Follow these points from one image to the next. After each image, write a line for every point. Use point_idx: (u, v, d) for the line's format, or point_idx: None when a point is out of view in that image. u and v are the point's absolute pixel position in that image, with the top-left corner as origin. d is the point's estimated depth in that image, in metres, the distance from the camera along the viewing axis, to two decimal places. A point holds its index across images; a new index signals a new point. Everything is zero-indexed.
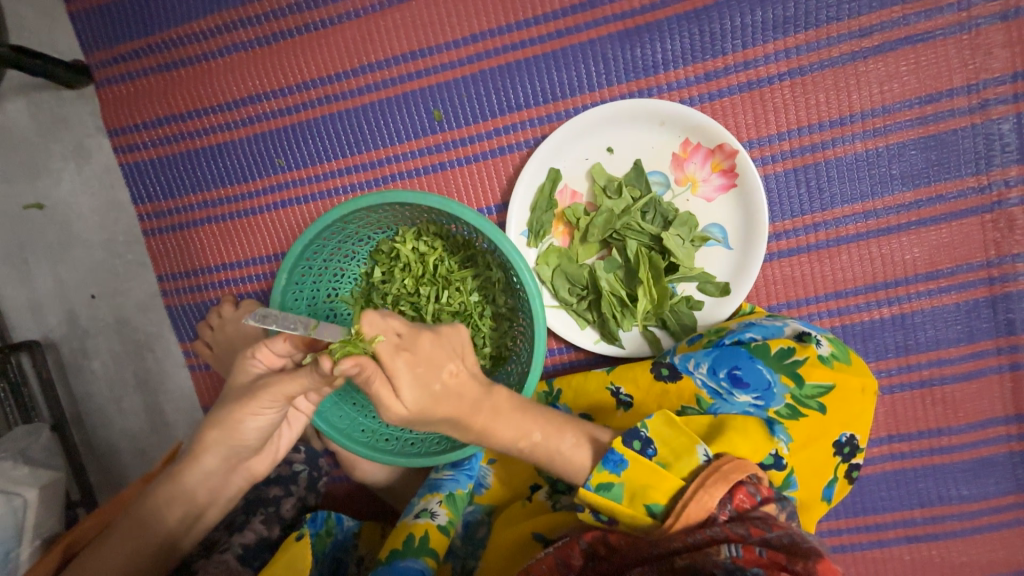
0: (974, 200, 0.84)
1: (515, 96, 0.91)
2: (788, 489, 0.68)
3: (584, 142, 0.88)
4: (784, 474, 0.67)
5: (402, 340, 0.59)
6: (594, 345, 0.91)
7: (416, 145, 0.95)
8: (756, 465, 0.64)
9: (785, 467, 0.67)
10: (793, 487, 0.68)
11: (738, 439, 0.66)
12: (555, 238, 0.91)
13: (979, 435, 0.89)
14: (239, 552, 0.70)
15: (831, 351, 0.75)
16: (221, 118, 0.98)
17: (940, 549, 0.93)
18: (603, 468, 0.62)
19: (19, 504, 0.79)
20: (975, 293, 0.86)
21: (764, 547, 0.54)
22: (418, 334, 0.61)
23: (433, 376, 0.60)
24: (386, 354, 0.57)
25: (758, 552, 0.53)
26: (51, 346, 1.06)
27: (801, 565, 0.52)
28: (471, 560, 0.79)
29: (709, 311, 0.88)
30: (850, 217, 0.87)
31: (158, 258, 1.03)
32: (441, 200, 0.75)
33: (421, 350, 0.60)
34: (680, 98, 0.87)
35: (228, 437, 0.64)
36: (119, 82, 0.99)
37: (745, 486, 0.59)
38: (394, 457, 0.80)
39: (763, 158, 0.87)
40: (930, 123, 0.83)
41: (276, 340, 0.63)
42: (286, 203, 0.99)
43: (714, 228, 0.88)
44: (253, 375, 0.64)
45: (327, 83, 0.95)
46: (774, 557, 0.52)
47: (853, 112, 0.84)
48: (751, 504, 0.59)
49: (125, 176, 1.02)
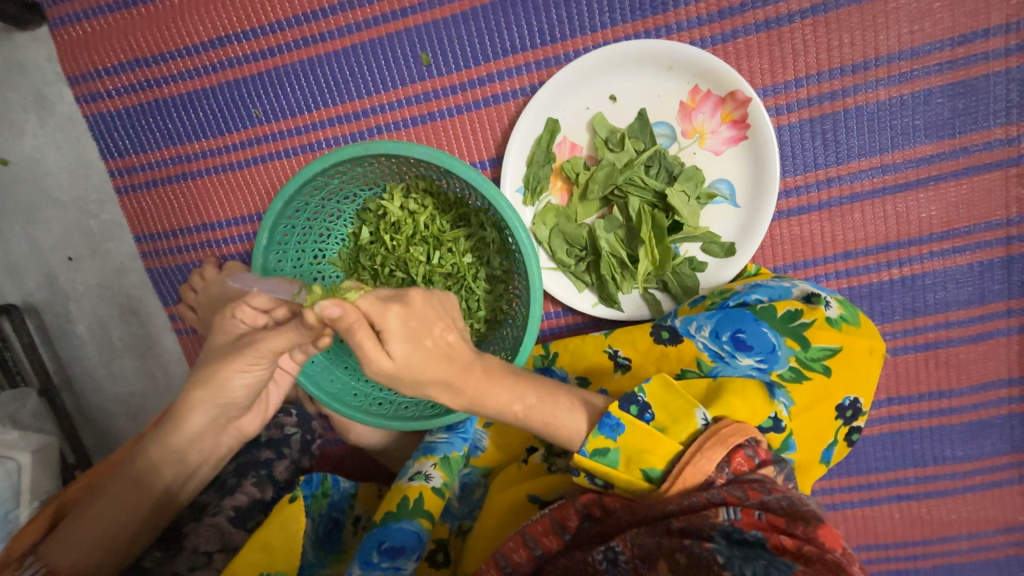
0: (1000, 152, 0.79)
1: (510, 38, 0.84)
2: (787, 451, 0.67)
3: (584, 90, 0.82)
4: (783, 436, 0.66)
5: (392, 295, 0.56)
6: (592, 309, 0.88)
7: (403, 93, 0.88)
8: (756, 428, 0.63)
9: (784, 430, 0.66)
10: (791, 450, 0.67)
11: (736, 402, 0.64)
12: (552, 196, 0.86)
13: (981, 396, 0.88)
14: (230, 515, 0.70)
15: (840, 312, 0.72)
16: (189, 63, 0.90)
17: (930, 507, 0.94)
18: (599, 433, 0.61)
19: (13, 467, 0.80)
20: (991, 253, 0.82)
21: (763, 510, 0.53)
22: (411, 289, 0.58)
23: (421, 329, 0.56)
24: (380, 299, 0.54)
25: (758, 515, 0.52)
26: (31, 310, 1.02)
27: (802, 530, 0.51)
28: (467, 521, 0.81)
29: (712, 273, 0.84)
30: (866, 172, 0.81)
31: (134, 218, 0.98)
32: (427, 150, 0.69)
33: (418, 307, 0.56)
34: (690, 40, 0.80)
35: (216, 395, 0.61)
36: (73, 22, 0.90)
37: (744, 449, 0.59)
38: (389, 421, 0.78)
39: (777, 108, 0.81)
40: (961, 68, 0.76)
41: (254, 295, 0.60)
42: (265, 157, 0.92)
43: (721, 184, 0.82)
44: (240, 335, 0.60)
45: (303, 23, 0.86)
46: (773, 520, 0.52)
47: (879, 55, 0.77)
48: (750, 467, 0.58)
49: (91, 128, 0.94)
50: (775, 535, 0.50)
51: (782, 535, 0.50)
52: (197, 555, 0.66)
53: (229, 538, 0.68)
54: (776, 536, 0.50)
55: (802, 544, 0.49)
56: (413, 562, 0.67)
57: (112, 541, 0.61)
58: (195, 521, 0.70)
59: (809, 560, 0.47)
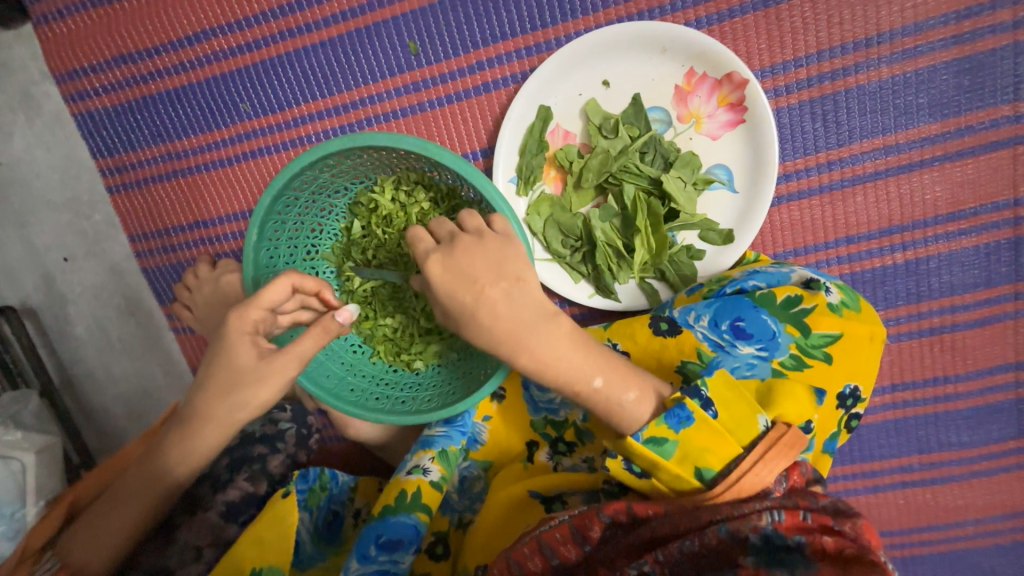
0: (1007, 130, 0.76)
1: (499, 23, 0.82)
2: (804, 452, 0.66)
3: (576, 76, 0.80)
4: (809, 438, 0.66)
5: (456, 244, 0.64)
6: (589, 300, 0.86)
7: (392, 84, 0.86)
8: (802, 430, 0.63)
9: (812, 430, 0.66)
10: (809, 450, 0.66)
11: (788, 403, 0.64)
12: (546, 185, 0.84)
13: (987, 381, 0.87)
14: (221, 510, 0.72)
15: (841, 298, 0.71)
16: (175, 58, 0.89)
17: (935, 493, 0.93)
18: (663, 422, 0.60)
19: (18, 467, 0.82)
20: (998, 234, 0.80)
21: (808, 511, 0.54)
22: (456, 236, 0.65)
23: (463, 290, 0.64)
24: (433, 275, 0.64)
25: (802, 518, 0.53)
26: (29, 312, 1.02)
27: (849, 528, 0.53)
28: (467, 513, 0.82)
29: (710, 260, 0.82)
30: (869, 153, 0.79)
31: (126, 217, 0.97)
32: (415, 141, 0.66)
33: (458, 261, 0.63)
34: (684, 21, 0.78)
35: (240, 410, 0.65)
36: (56, 19, 0.89)
37: (799, 466, 0.63)
38: (409, 416, 0.77)
39: (776, 89, 0.78)
40: (967, 43, 0.74)
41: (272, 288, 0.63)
42: (255, 153, 0.91)
43: (719, 169, 0.80)
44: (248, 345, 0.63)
45: (288, 14, 0.85)
46: (820, 520, 0.53)
47: (881, 31, 0.75)
48: (803, 484, 0.62)
49: (80, 127, 0.94)
50: (816, 537, 0.51)
51: (826, 536, 0.52)
52: (186, 549, 0.69)
53: (220, 533, 0.71)
54: (818, 536, 0.52)
55: (844, 546, 0.50)
56: (411, 554, 0.68)
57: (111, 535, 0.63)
58: (188, 515, 0.72)
59: (848, 562, 0.49)
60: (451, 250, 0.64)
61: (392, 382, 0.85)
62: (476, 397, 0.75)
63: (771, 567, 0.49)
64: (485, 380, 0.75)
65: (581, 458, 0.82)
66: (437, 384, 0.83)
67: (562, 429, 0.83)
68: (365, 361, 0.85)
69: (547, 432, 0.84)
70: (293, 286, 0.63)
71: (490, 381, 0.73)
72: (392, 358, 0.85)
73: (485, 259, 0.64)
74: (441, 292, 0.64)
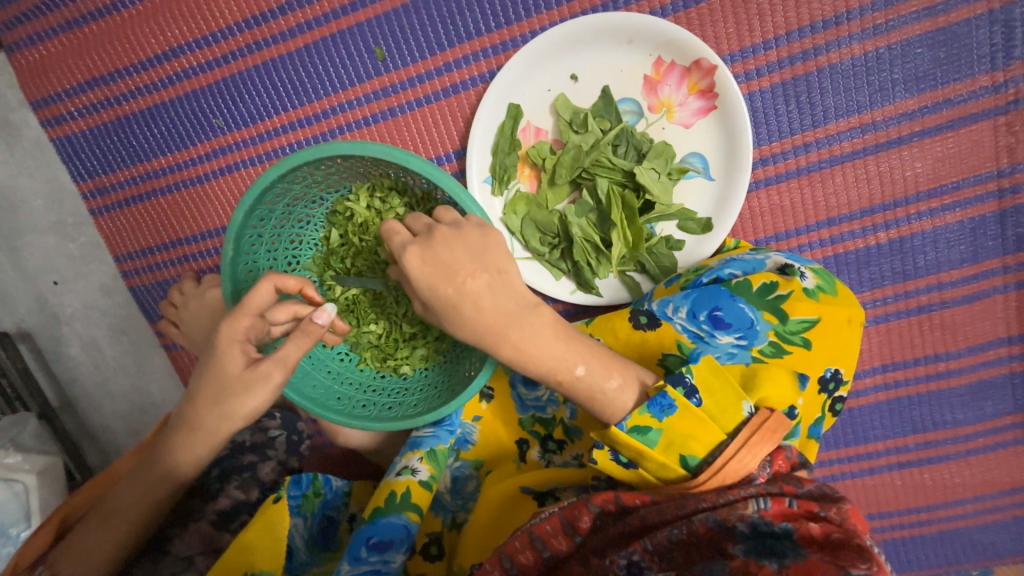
0: (987, 102, 0.75)
1: (464, 23, 0.81)
2: (791, 439, 0.65)
3: (544, 72, 0.79)
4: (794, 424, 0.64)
5: (434, 236, 0.64)
6: (570, 296, 0.86)
7: (362, 90, 0.86)
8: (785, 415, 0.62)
9: (797, 418, 0.65)
10: (796, 437, 0.65)
11: (770, 388, 0.63)
12: (521, 183, 0.84)
13: (979, 357, 0.85)
14: (213, 519, 0.74)
15: (817, 282, 0.70)
16: (147, 77, 0.89)
17: (932, 473, 0.92)
18: (646, 411, 0.60)
19: (20, 489, 0.87)
20: (982, 208, 0.79)
21: (794, 498, 0.54)
22: (434, 227, 0.64)
23: (444, 282, 0.63)
24: (411, 268, 0.63)
25: (788, 504, 0.53)
26: (23, 336, 1.04)
27: (835, 513, 0.52)
28: (461, 513, 0.82)
29: (691, 250, 0.82)
30: (845, 133, 0.78)
31: (111, 238, 0.98)
32: (382, 147, 0.65)
33: (436, 252, 0.63)
34: (650, 9, 0.77)
35: (226, 422, 0.64)
36: (28, 45, 0.90)
37: (784, 451, 0.61)
38: (399, 421, 0.77)
39: (747, 73, 0.77)
40: (940, 14, 0.72)
41: (258, 294, 0.64)
42: (232, 167, 0.92)
43: (694, 158, 0.80)
44: (237, 353, 0.63)
45: (254, 26, 0.85)
46: (806, 506, 0.53)
47: (851, 8, 0.73)
48: (788, 469, 0.61)
49: (60, 152, 0.95)
50: (802, 522, 0.51)
51: (812, 522, 0.51)
52: (179, 560, 0.71)
53: (211, 541, 0.73)
54: (804, 522, 0.51)
55: (830, 531, 0.50)
56: (402, 554, 0.67)
57: (102, 551, 0.64)
58: (180, 527, 0.73)
59: (836, 548, 0.48)
60: (428, 241, 0.64)
61: (379, 388, 0.85)
62: (460, 399, 0.75)
63: (761, 559, 0.48)
64: (470, 381, 0.75)
65: (570, 454, 0.82)
66: (424, 389, 0.84)
67: (550, 426, 0.83)
68: (351, 369, 0.85)
69: (536, 430, 0.84)
70: (274, 287, 0.65)
71: (474, 382, 0.73)
72: (379, 364, 0.84)
73: (465, 249, 0.63)
74: (421, 285, 0.63)
